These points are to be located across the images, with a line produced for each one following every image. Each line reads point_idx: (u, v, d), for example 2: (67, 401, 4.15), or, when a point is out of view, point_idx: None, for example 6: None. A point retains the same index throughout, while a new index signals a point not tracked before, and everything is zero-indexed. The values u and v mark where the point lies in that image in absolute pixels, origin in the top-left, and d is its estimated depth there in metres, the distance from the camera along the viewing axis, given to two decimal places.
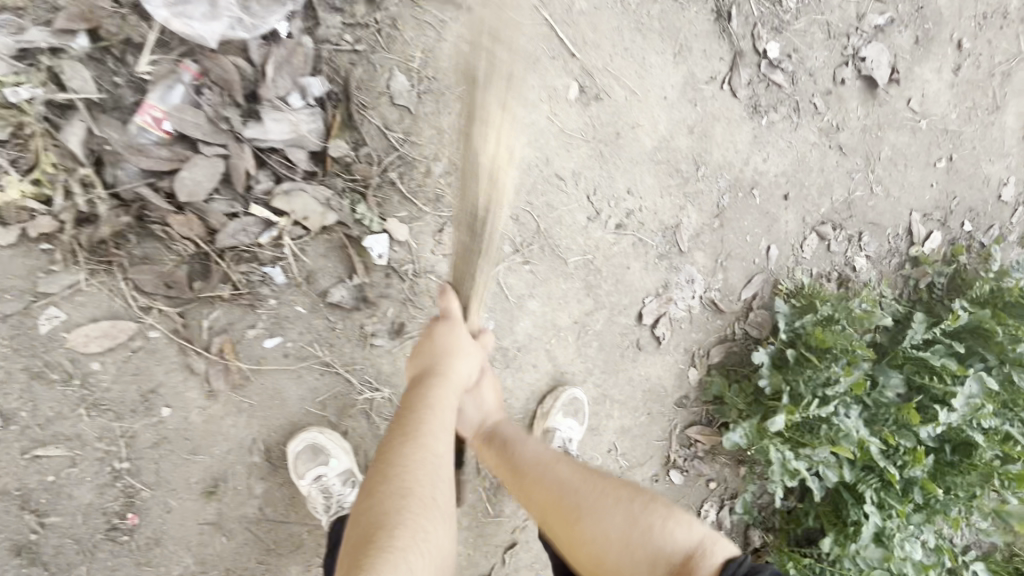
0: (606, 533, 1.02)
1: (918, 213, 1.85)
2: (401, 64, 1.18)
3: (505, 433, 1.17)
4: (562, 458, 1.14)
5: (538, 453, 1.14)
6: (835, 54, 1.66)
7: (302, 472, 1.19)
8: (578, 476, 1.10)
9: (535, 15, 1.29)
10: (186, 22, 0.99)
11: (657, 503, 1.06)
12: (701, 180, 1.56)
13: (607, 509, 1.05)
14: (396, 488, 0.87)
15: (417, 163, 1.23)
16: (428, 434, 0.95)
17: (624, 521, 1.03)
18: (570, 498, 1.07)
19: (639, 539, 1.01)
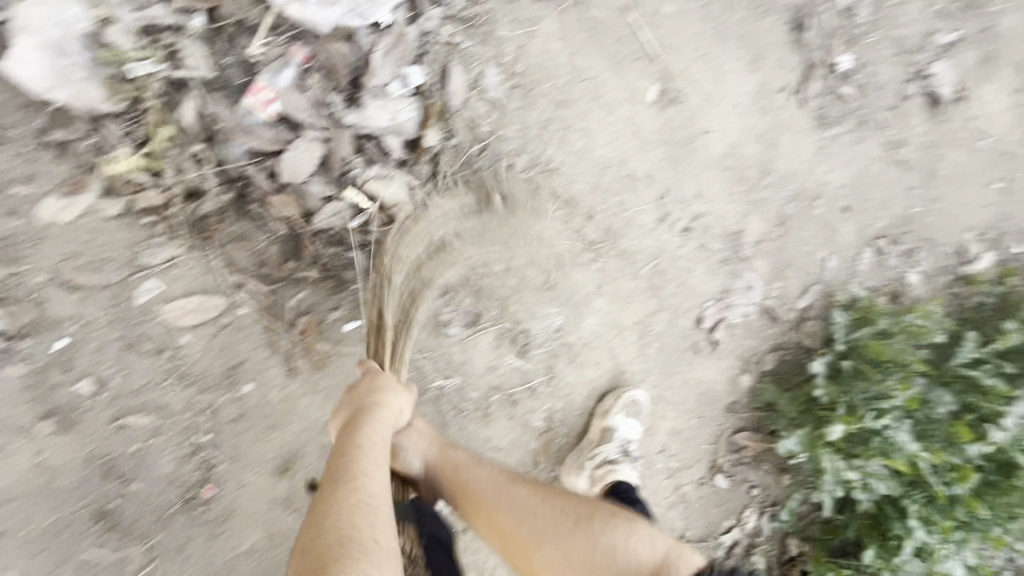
0: (568, 555, 1.08)
1: (972, 233, 1.84)
2: (493, 59, 1.21)
3: (453, 462, 1.15)
4: (519, 482, 1.14)
5: (493, 479, 1.13)
6: (903, 70, 1.67)
7: None
8: (536, 502, 1.12)
9: (621, 17, 1.31)
10: (302, 7, 1.03)
11: (618, 520, 1.09)
12: (767, 188, 1.57)
13: (568, 532, 1.09)
14: (333, 540, 0.79)
15: (501, 156, 1.25)
16: (362, 478, 0.89)
17: (585, 544, 1.08)
18: (530, 526, 1.10)
19: (600, 559, 1.06)
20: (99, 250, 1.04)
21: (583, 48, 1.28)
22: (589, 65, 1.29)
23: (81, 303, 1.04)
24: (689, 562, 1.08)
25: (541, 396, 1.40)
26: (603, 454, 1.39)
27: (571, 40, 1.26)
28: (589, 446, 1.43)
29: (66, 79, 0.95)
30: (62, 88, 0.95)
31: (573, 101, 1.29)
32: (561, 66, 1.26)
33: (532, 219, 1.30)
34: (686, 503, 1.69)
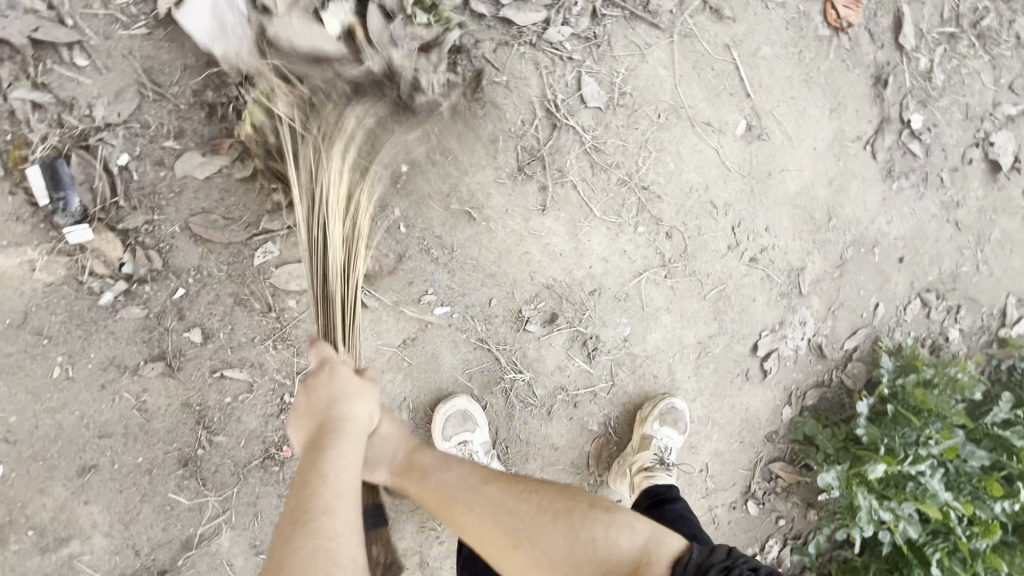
0: (547, 555, 0.96)
1: (1014, 297, 1.92)
2: (606, 77, 1.29)
3: (419, 463, 1.06)
4: (487, 477, 1.05)
5: (459, 478, 1.04)
6: (968, 135, 1.75)
7: (449, 435, 1.28)
8: (509, 501, 1.01)
9: (726, 52, 1.38)
10: None
11: (597, 510, 1.00)
12: (831, 231, 1.65)
13: (544, 529, 0.98)
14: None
15: (600, 168, 1.32)
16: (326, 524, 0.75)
17: (563, 540, 0.97)
18: (502, 525, 0.99)
19: (584, 555, 0.96)
20: (229, 208, 1.10)
21: (687, 79, 1.36)
22: (690, 95, 1.37)
23: (204, 256, 1.10)
24: (671, 547, 0.96)
25: (601, 401, 1.45)
26: (638, 462, 1.38)
27: (678, 69, 1.34)
28: (630, 452, 1.43)
29: (217, 37, 1.03)
30: (219, 43, 1.03)
31: (671, 125, 1.36)
32: (665, 92, 1.34)
33: (617, 232, 1.37)
34: (716, 525, 1.73)
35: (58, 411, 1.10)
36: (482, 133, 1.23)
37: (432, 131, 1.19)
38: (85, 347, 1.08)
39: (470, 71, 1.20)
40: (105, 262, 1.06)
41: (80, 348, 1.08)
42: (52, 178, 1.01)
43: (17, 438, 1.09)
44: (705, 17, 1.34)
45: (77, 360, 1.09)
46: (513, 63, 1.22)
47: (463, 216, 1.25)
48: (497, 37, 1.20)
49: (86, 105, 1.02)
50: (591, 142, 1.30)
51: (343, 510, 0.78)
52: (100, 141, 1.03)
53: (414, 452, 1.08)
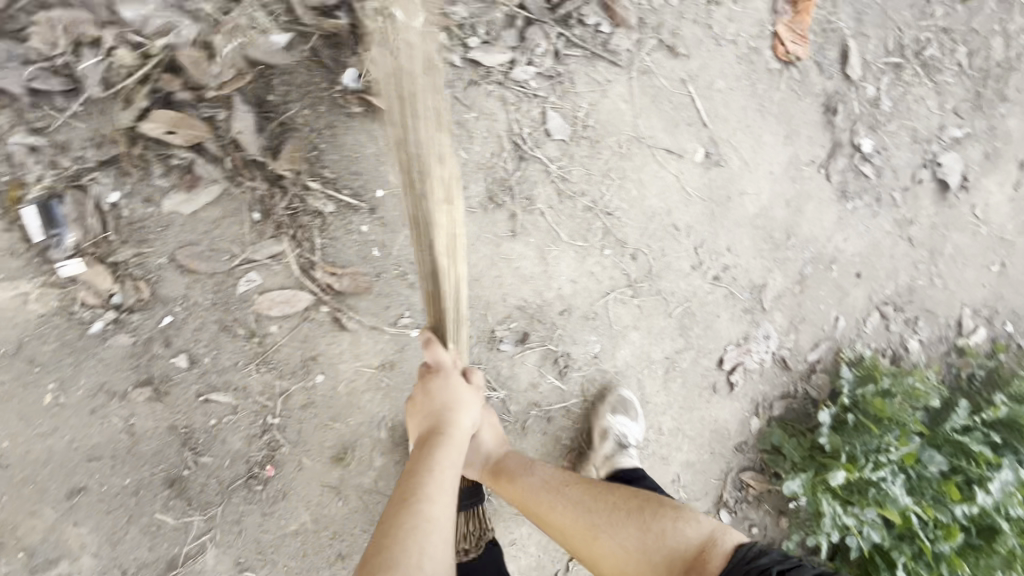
0: (622, 544, 1.15)
1: (969, 308, 2.04)
2: (569, 111, 1.38)
3: (513, 468, 1.30)
4: (569, 480, 1.26)
5: (544, 480, 1.26)
6: (917, 156, 1.86)
7: None
8: (589, 500, 1.22)
9: (683, 86, 1.48)
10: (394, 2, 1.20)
11: (666, 507, 1.17)
12: (790, 249, 1.74)
13: (619, 523, 1.17)
14: (384, 552, 0.84)
15: (567, 195, 1.41)
16: (424, 501, 0.92)
17: (637, 531, 1.15)
18: (583, 519, 1.20)
19: (654, 544, 1.14)
20: (213, 240, 1.17)
21: (647, 111, 1.45)
22: (650, 126, 1.46)
23: (190, 286, 1.17)
24: (731, 539, 1.12)
25: (574, 416, 1.52)
26: (600, 452, 1.45)
27: (637, 102, 1.44)
28: (592, 441, 1.49)
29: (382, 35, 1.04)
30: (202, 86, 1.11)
31: (632, 155, 1.46)
32: (626, 122, 1.43)
33: (584, 255, 1.45)
34: None
35: (49, 436, 1.15)
36: (454, 164, 1.31)
37: (406, 165, 1.27)
38: (75, 374, 1.14)
39: (437, 110, 1.28)
40: (96, 293, 1.12)
41: (70, 375, 1.14)
42: (47, 215, 1.08)
43: (9, 462, 1.14)
44: (661, 54, 1.44)
45: (67, 386, 1.14)
46: (481, 100, 1.31)
47: None
48: (466, 76, 1.29)
49: (79, 147, 1.09)
50: (558, 172, 1.39)
51: (443, 491, 0.95)
52: (92, 180, 1.10)
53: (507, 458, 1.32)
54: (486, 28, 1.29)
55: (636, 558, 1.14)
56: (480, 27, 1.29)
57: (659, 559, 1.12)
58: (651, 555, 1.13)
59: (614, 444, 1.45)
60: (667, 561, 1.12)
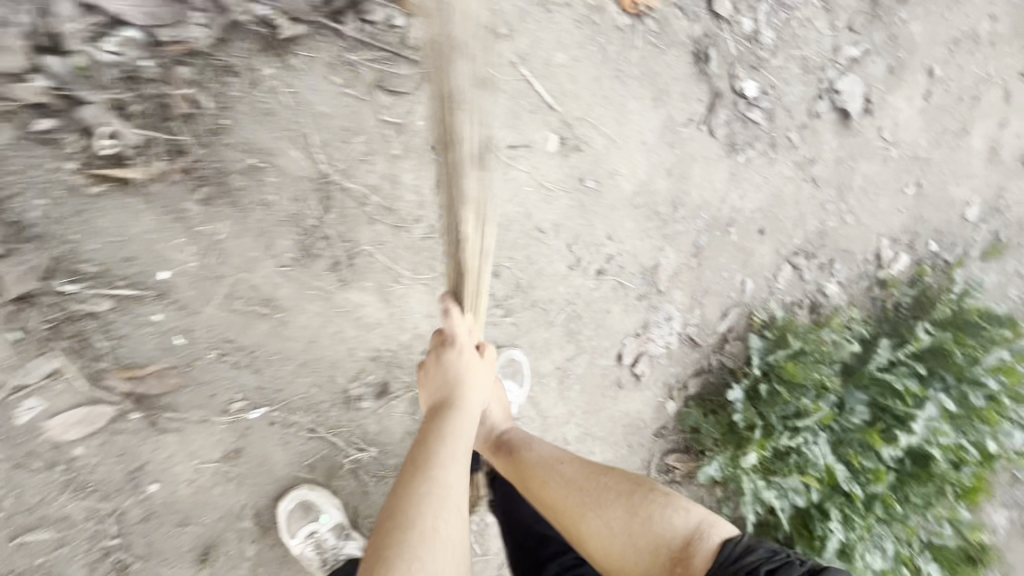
0: (608, 525, 1.08)
1: (887, 238, 1.92)
2: (377, 129, 1.16)
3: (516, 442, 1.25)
4: (564, 458, 1.20)
5: (542, 455, 1.21)
6: (811, 88, 1.68)
7: (294, 531, 1.22)
8: (581, 478, 1.15)
9: (514, 68, 1.26)
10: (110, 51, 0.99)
11: (656, 493, 1.10)
12: (680, 221, 1.58)
13: (608, 504, 1.10)
14: (397, 523, 0.79)
15: (401, 227, 1.22)
16: (441, 475, 0.88)
17: (626, 516, 1.08)
18: (572, 495, 1.13)
19: (640, 527, 1.06)
20: None
21: (475, 108, 1.24)
22: (483, 124, 1.26)
23: None
24: (723, 533, 1.03)
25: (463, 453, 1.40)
26: None
27: None
28: None
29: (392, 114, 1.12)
30: None
31: None
32: None
33: (436, 286, 1.29)
34: None
35: None
36: (249, 222, 1.11)
37: (189, 236, 1.08)
38: None
39: (207, 165, 1.06)
40: None
41: None
42: None
43: None
44: None
45: None
46: (262, 139, 1.09)
47: (252, 314, 1.15)
48: (234, 116, 1.07)
49: None
50: (380, 201, 1.19)
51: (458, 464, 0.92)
52: None
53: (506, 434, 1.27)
54: (243, 56, 1.06)
55: (620, 542, 1.06)
56: (232, 54, 1.05)
57: (643, 545, 1.04)
58: (637, 542, 1.05)
59: None
60: (651, 547, 1.04)
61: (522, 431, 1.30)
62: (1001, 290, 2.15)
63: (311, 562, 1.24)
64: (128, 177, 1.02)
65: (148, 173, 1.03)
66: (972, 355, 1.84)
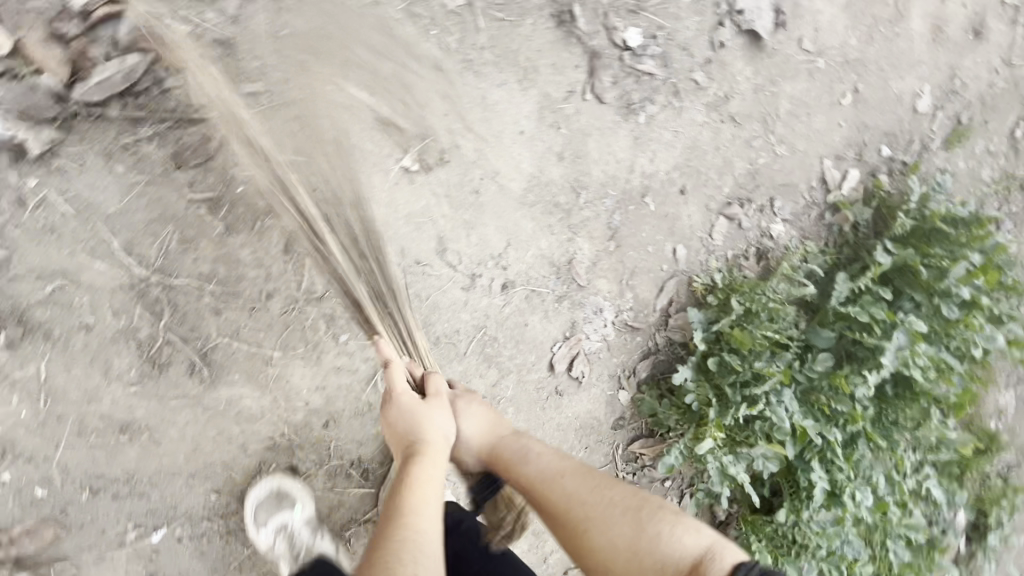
0: (613, 542, 0.91)
1: (830, 159, 1.73)
2: (189, 212, 1.01)
3: (507, 449, 1.03)
4: (564, 467, 1.00)
5: (540, 462, 1.00)
6: (707, 17, 1.46)
7: (263, 523, 1.13)
8: (585, 486, 0.97)
9: (335, 91, 1.08)
10: None
11: (665, 510, 0.93)
12: (585, 207, 1.41)
13: (615, 519, 0.92)
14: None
15: (253, 309, 1.09)
16: (412, 530, 0.75)
17: (632, 533, 0.91)
18: (574, 509, 0.95)
19: (648, 549, 0.89)
20: None
21: None
22: None
23: None
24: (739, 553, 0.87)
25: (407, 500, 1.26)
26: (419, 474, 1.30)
27: None
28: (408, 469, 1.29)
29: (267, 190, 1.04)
30: None
31: None
32: None
33: (317, 355, 1.16)
34: None
35: None
36: (73, 351, 0.99)
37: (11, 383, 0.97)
38: None
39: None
40: None
41: None
42: None
43: None
44: (279, 70, 1.04)
45: None
46: (55, 259, 0.95)
47: (114, 442, 1.05)
48: (10, 244, 0.93)
49: None
50: (218, 287, 1.05)
51: (429, 511, 0.80)
52: None
53: (498, 444, 1.04)
54: None
55: (622, 561, 0.90)
56: None
57: (650, 569, 0.88)
58: (644, 561, 0.88)
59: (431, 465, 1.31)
60: (660, 573, 0.87)
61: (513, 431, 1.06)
62: (974, 177, 1.95)
63: (283, 563, 1.14)
64: None
65: None
66: (940, 268, 1.68)
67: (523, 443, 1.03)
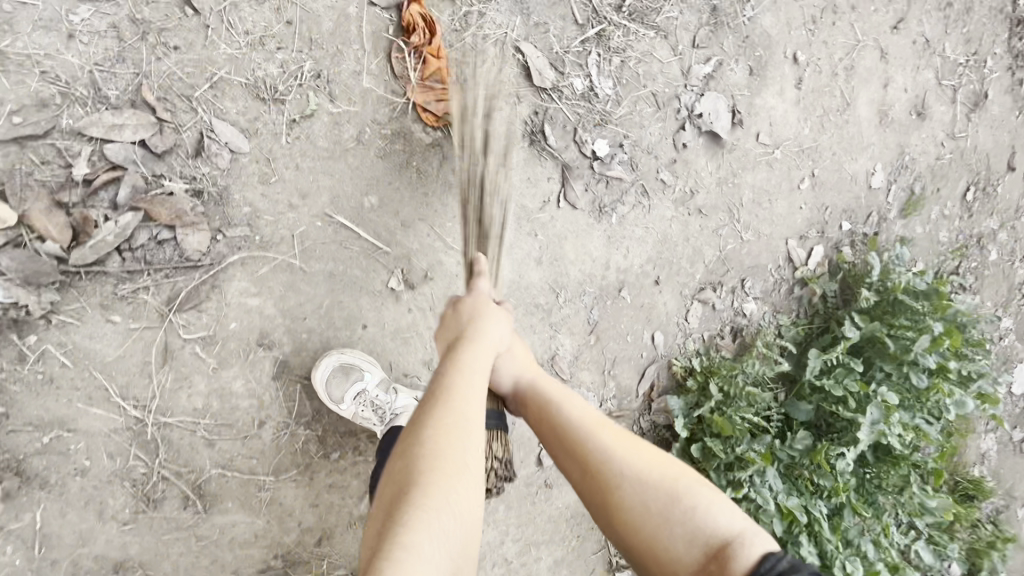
0: (640, 496, 0.89)
1: (794, 239, 1.83)
2: (184, 351, 1.05)
3: (545, 390, 1.03)
4: (605, 420, 0.99)
5: (582, 410, 0.99)
6: (670, 121, 1.56)
7: (340, 396, 1.12)
8: (626, 443, 0.95)
9: (324, 226, 1.14)
10: None
11: (705, 487, 0.92)
12: (565, 305, 1.48)
13: (646, 474, 0.91)
14: (421, 459, 0.73)
15: (246, 437, 1.12)
16: (457, 402, 0.81)
17: (668, 498, 0.89)
18: (612, 465, 0.93)
19: (682, 516, 0.87)
20: None
21: (291, 287, 1.12)
22: (307, 298, 1.14)
23: None
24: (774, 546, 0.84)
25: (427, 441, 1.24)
26: None
27: (270, 287, 1.10)
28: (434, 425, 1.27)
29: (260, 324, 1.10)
30: None
31: (305, 345, 1.14)
32: (272, 315, 1.11)
33: (309, 475, 1.18)
34: None
35: None
36: (68, 496, 1.01)
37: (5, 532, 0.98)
38: None
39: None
40: None
41: None
42: None
43: None
44: (266, 212, 1.08)
45: None
46: (55, 410, 0.98)
47: None
48: (9, 400, 0.96)
49: None
50: (212, 421, 1.09)
51: (472, 394, 0.83)
52: None
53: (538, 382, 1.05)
54: None
55: (655, 525, 0.87)
56: None
57: (684, 535, 0.86)
58: (670, 526, 0.87)
59: None
60: (694, 539, 0.85)
61: (552, 380, 1.05)
62: (930, 238, 2.07)
63: (370, 423, 1.13)
64: None
65: None
66: (905, 340, 1.76)
67: (562, 391, 1.03)
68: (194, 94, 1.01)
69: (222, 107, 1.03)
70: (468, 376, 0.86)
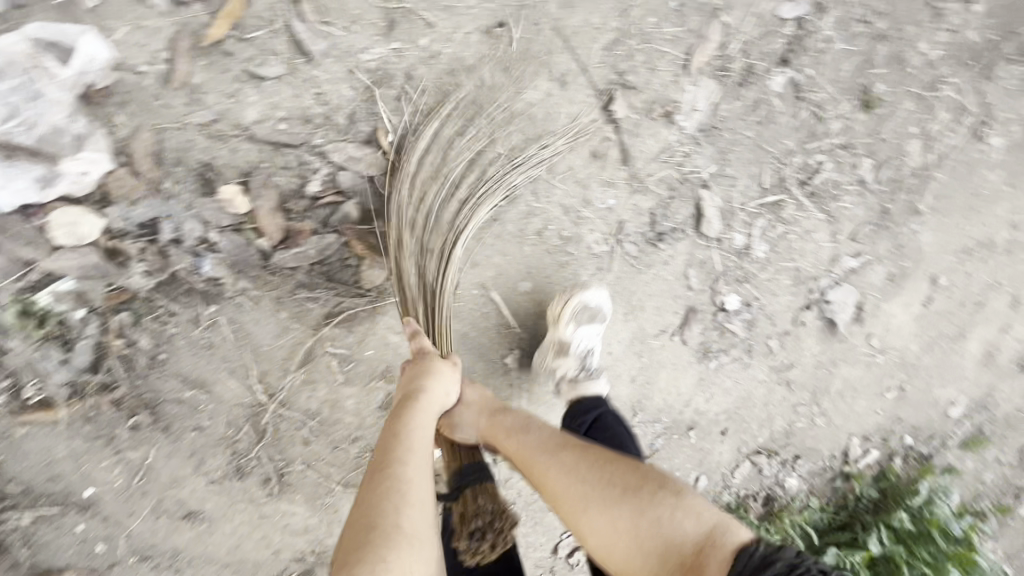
0: (612, 524, 0.92)
1: (858, 436, 1.81)
2: (322, 359, 1.14)
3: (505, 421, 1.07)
4: (566, 443, 1.02)
5: (540, 440, 1.03)
6: (800, 298, 1.60)
7: None
8: (584, 466, 0.98)
9: (477, 295, 1.30)
10: (51, 296, 1.03)
11: (666, 490, 0.93)
12: (637, 425, 1.55)
13: (612, 499, 0.93)
14: (361, 528, 0.74)
15: (336, 446, 1.19)
16: (399, 462, 0.82)
17: (631, 514, 0.92)
18: (573, 490, 0.96)
19: (647, 530, 0.90)
20: None
21: None
22: None
23: None
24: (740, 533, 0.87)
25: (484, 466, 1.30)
26: (563, 372, 1.28)
27: None
28: (548, 355, 1.31)
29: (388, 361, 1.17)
30: None
31: None
32: (403, 354, 1.17)
33: None
34: None
35: None
36: (181, 443, 1.11)
37: (121, 452, 1.09)
38: None
39: (140, 395, 1.08)
40: None
41: None
42: None
43: None
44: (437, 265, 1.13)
45: None
46: (201, 370, 1.09)
47: (180, 522, 1.15)
48: (171, 351, 1.07)
49: None
50: (317, 425, 1.17)
51: (416, 461, 0.83)
52: None
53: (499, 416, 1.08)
54: (186, 300, 1.06)
55: (623, 541, 0.91)
56: (177, 298, 1.06)
57: (650, 548, 0.89)
58: (643, 545, 0.89)
59: (576, 363, 1.29)
60: (660, 549, 0.88)
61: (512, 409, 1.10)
62: (977, 476, 1.89)
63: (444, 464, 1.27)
64: (68, 406, 1.06)
65: (90, 398, 1.06)
66: None
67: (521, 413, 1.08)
68: (425, 153, 1.12)
69: (443, 171, 1.12)
70: (408, 439, 0.86)
